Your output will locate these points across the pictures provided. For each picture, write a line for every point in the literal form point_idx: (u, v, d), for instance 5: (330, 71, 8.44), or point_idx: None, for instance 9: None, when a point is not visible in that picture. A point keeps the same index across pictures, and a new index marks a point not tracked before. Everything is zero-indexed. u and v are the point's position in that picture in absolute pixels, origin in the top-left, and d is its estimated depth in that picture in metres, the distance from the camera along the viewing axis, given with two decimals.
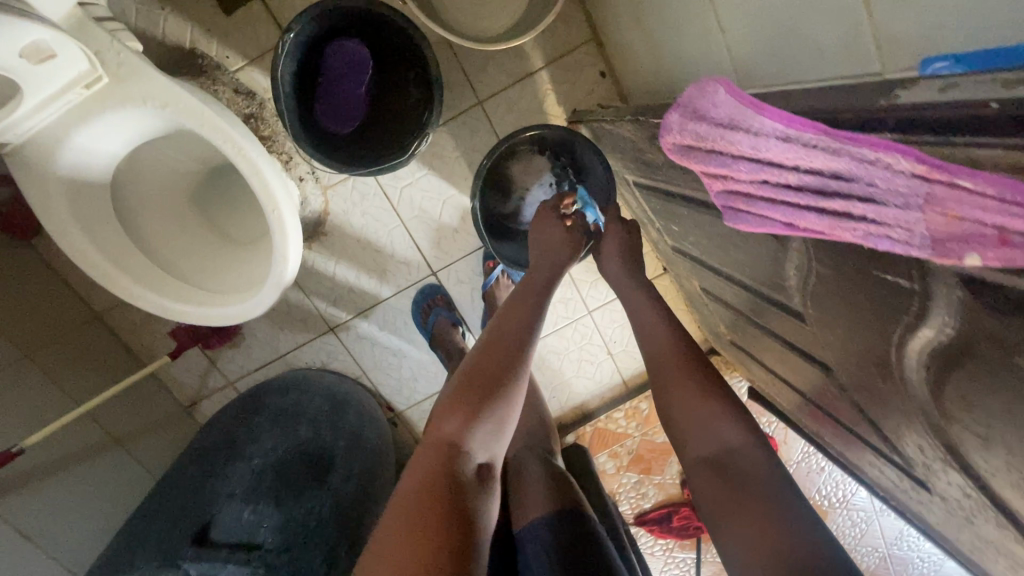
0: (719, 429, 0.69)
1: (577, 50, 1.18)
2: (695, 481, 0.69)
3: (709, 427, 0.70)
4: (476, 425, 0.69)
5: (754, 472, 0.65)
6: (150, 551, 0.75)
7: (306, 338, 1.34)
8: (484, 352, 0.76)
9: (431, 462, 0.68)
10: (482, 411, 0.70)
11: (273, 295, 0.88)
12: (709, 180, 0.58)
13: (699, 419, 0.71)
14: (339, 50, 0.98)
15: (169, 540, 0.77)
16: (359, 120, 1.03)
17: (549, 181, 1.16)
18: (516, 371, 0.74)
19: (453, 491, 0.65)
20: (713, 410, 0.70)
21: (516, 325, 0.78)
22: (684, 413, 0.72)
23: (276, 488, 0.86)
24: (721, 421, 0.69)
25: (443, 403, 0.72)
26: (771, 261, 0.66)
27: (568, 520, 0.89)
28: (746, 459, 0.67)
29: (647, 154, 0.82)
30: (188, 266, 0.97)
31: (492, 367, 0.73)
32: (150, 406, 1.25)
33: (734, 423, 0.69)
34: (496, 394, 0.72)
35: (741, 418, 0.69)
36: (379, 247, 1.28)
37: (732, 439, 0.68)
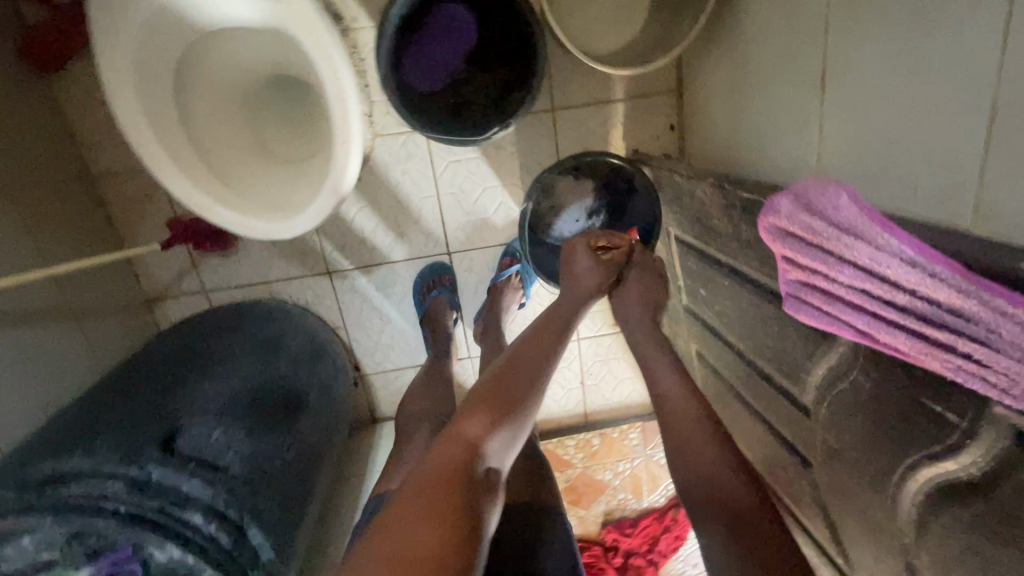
0: (725, 483, 0.73)
1: (657, 95, 1.22)
2: (709, 533, 0.72)
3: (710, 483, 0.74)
4: (498, 428, 0.70)
5: (762, 537, 0.68)
6: (105, 441, 0.69)
7: (300, 273, 1.29)
8: (507, 366, 0.77)
9: (450, 455, 0.66)
10: (503, 416, 0.71)
11: (309, 224, 0.85)
12: (787, 267, 0.62)
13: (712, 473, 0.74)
14: (451, 16, 0.99)
15: (131, 436, 0.70)
16: (439, 85, 1.01)
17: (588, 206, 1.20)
18: (532, 388, 0.75)
19: (469, 488, 0.64)
20: (722, 476, 0.74)
21: (540, 348, 0.80)
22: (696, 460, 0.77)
23: (249, 416, 0.82)
24: (719, 487, 0.73)
25: (467, 404, 0.72)
26: (802, 354, 0.72)
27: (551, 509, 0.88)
28: (756, 524, 0.69)
29: (714, 219, 0.86)
30: (233, 173, 0.91)
31: (514, 381, 0.75)
32: (112, 288, 1.16)
33: (729, 491, 0.73)
34: (521, 403, 0.73)
35: (750, 488, 0.73)
36: (407, 210, 1.26)
37: (733, 497, 0.72)
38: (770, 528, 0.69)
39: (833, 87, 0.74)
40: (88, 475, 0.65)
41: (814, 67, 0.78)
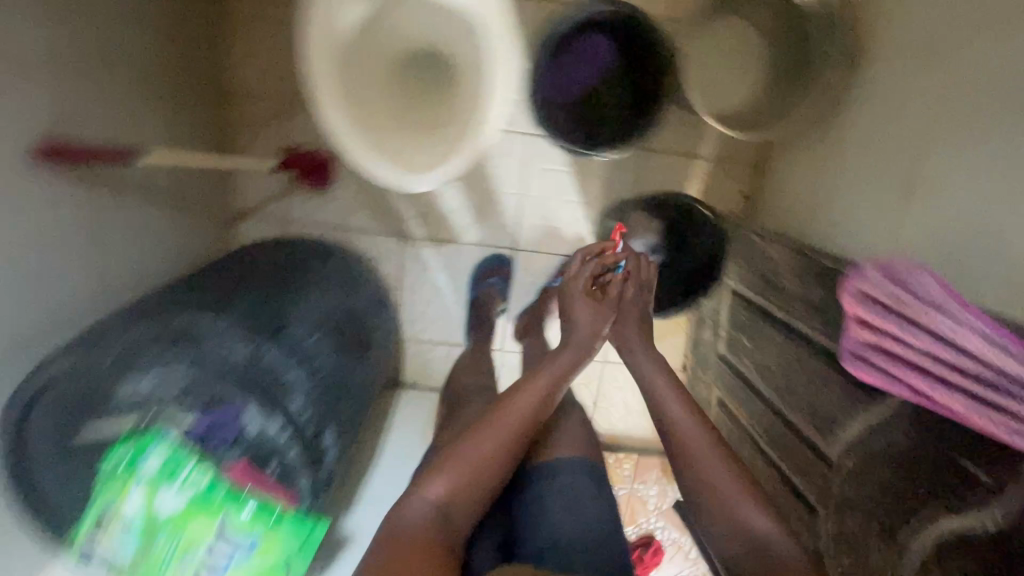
0: (750, 515, 0.72)
1: (739, 164, 1.34)
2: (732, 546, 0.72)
3: (738, 516, 0.72)
4: (464, 490, 0.69)
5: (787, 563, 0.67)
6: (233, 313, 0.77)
7: (376, 228, 1.36)
8: (490, 417, 0.75)
9: (413, 517, 0.66)
10: (467, 481, 0.69)
11: (432, 185, 0.95)
12: (856, 327, 0.73)
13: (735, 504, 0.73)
14: (595, 50, 1.10)
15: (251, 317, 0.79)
16: (557, 101, 1.12)
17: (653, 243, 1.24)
18: (504, 451, 0.72)
19: (441, 552, 0.63)
20: (745, 502, 0.73)
21: (518, 406, 0.76)
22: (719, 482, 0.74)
23: (336, 337, 0.90)
24: (750, 513, 0.72)
25: (429, 465, 0.71)
26: (842, 412, 0.81)
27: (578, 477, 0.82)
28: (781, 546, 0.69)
29: (784, 280, 0.97)
30: (376, 120, 0.96)
31: (483, 442, 0.72)
32: (210, 191, 1.23)
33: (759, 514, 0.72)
34: (489, 468, 0.71)
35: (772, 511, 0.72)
36: (492, 200, 1.36)
37: (757, 524, 0.71)
38: (797, 552, 0.69)
39: (919, 195, 0.84)
40: (179, 345, 0.72)
41: (904, 173, 0.88)
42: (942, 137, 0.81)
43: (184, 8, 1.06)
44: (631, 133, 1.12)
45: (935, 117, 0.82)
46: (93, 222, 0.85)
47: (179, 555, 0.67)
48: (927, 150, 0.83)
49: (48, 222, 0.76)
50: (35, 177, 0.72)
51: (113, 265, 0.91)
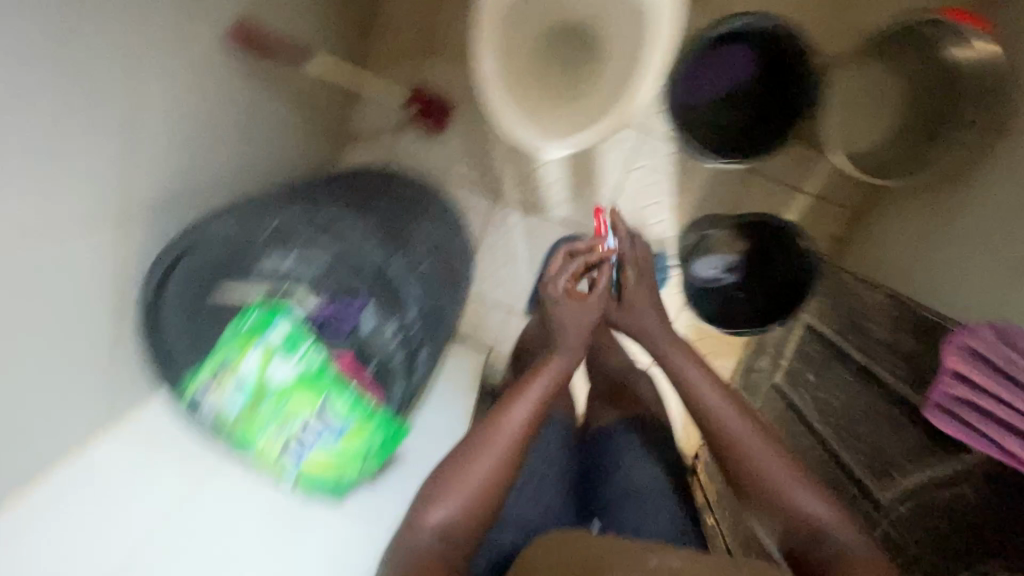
0: (800, 498, 0.72)
1: (839, 208, 1.34)
2: (788, 533, 0.71)
3: (789, 495, 0.72)
4: (466, 516, 0.69)
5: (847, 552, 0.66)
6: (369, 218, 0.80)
7: (472, 183, 1.40)
8: (470, 452, 0.73)
9: (416, 542, 0.68)
10: (458, 502, 0.70)
11: (564, 150, 0.96)
12: (952, 380, 0.74)
13: (781, 482, 0.73)
14: (738, 61, 1.12)
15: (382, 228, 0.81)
16: (688, 102, 1.15)
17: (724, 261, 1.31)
18: (480, 496, 0.71)
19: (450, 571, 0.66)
20: (798, 489, 0.72)
21: (501, 425, 0.75)
22: (770, 463, 0.75)
23: (447, 269, 0.92)
24: (800, 492, 0.72)
25: (424, 492, 0.72)
26: (910, 460, 0.82)
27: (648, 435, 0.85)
28: (839, 535, 0.68)
29: (874, 323, 0.97)
30: (520, 79, 1.01)
31: (468, 467, 0.72)
32: (334, 111, 1.28)
33: (811, 493, 0.72)
34: (481, 491, 0.71)
35: (827, 498, 0.71)
36: (589, 183, 1.39)
37: (814, 508, 0.70)
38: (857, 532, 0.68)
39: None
40: None
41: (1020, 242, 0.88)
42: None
43: None
44: (750, 154, 1.16)
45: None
46: (251, 102, 0.92)
47: (283, 419, 0.75)
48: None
49: (222, 90, 0.83)
50: (225, 45, 0.80)
51: (253, 148, 0.98)
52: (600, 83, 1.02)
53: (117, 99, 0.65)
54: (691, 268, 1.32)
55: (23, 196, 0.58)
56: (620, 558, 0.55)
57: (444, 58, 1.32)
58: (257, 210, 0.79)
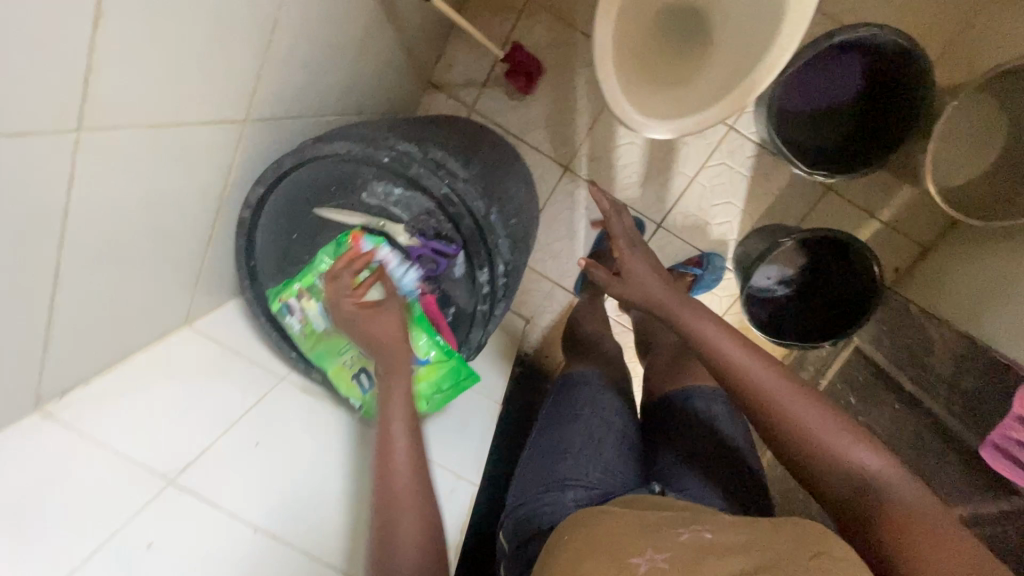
0: (853, 452, 0.61)
1: (910, 239, 1.32)
2: (829, 480, 0.61)
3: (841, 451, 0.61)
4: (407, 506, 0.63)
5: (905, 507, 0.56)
6: (472, 170, 0.80)
7: (547, 151, 1.39)
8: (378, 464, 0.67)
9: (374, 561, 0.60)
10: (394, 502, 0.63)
11: (666, 134, 0.96)
12: (1015, 427, 0.76)
13: (830, 435, 0.62)
14: (848, 69, 1.11)
15: (484, 181, 0.81)
16: (792, 106, 1.14)
17: (783, 274, 1.28)
18: (423, 527, 0.62)
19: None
20: (832, 427, 0.63)
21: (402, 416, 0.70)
22: (811, 415, 0.64)
23: (529, 235, 0.92)
24: (849, 444, 0.62)
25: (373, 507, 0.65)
26: (951, 496, 0.83)
27: (704, 416, 0.82)
28: (899, 491, 0.57)
29: (934, 359, 0.99)
30: (630, 57, 1.01)
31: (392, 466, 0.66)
32: (428, 56, 1.28)
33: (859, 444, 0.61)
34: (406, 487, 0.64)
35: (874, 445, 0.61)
36: (663, 170, 1.38)
37: (870, 464, 0.60)
38: (912, 492, 0.57)
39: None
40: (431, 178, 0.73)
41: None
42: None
43: None
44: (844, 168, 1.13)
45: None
46: (368, 31, 0.92)
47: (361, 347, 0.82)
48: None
49: (350, 14, 0.83)
50: None
51: (359, 80, 0.98)
52: (710, 68, 1.02)
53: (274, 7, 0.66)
54: (749, 278, 1.28)
55: (182, 89, 0.59)
56: (647, 538, 0.54)
57: (542, 21, 1.30)
58: (373, 135, 0.74)
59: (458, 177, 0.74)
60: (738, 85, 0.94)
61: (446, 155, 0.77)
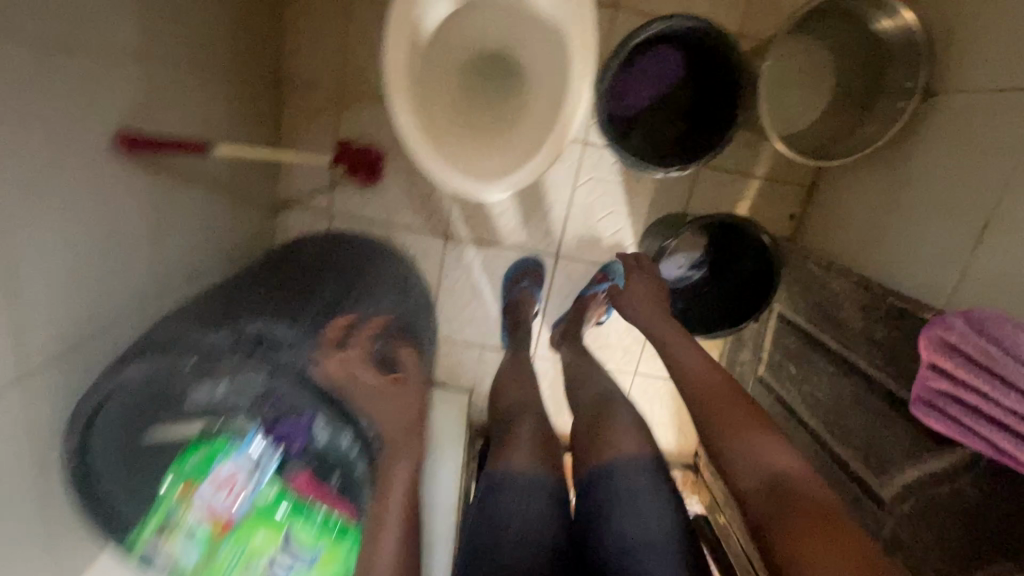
0: (773, 454, 0.68)
1: (791, 184, 1.32)
2: (746, 477, 0.68)
3: (756, 456, 0.69)
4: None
5: (817, 495, 0.62)
6: (301, 323, 0.75)
7: (420, 226, 1.34)
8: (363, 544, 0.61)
9: None
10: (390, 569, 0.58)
11: (506, 191, 0.92)
12: (934, 376, 0.72)
13: (756, 446, 0.70)
14: (662, 59, 1.09)
15: (320, 326, 0.77)
16: (623, 112, 1.12)
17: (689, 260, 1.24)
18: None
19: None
20: (762, 434, 0.71)
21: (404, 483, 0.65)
22: (748, 432, 0.72)
23: (394, 345, 0.89)
24: (772, 451, 0.69)
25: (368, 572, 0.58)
26: (903, 450, 0.81)
27: (636, 492, 0.76)
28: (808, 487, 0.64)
29: (845, 313, 0.96)
30: (444, 126, 0.96)
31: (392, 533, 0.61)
32: (261, 183, 1.21)
33: (783, 450, 0.69)
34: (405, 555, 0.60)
35: (792, 449, 0.69)
36: (539, 204, 1.34)
37: (781, 463, 0.67)
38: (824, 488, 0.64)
39: (986, 232, 0.86)
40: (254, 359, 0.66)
41: (963, 212, 0.91)
42: (1016, 172, 0.82)
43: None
44: (691, 153, 1.11)
45: (998, 165, 0.86)
46: (160, 208, 0.84)
47: (244, 562, 0.72)
48: (978, 198, 0.88)
49: (126, 207, 0.76)
50: (113, 164, 0.72)
51: (176, 252, 0.91)
52: (529, 112, 0.98)
53: (9, 268, 0.57)
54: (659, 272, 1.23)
55: None
56: None
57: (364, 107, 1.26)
58: (170, 339, 0.65)
59: (286, 343, 0.68)
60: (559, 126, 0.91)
61: (264, 323, 0.69)
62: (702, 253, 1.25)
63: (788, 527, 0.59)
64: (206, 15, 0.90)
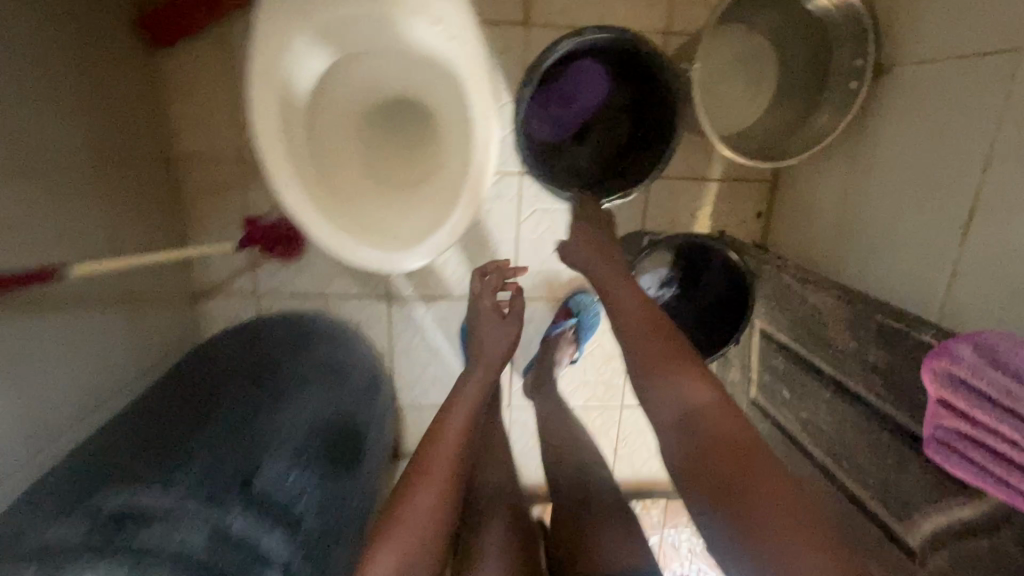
0: (690, 387, 0.69)
1: (752, 181, 1.21)
2: (662, 406, 0.70)
3: (677, 389, 0.70)
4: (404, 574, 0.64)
5: (723, 430, 0.64)
6: (191, 472, 0.66)
7: (358, 291, 1.21)
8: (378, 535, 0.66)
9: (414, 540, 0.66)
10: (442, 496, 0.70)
11: (425, 258, 0.80)
12: (949, 417, 0.60)
13: (674, 377, 0.71)
14: (585, 74, 0.98)
15: (219, 468, 0.68)
16: (551, 138, 1.03)
17: (660, 277, 1.12)
18: (436, 513, 0.68)
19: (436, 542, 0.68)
20: (685, 373, 0.71)
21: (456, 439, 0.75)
22: (663, 365, 0.72)
23: (326, 460, 0.79)
24: (694, 386, 0.69)
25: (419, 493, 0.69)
26: (926, 494, 0.69)
27: None
28: (720, 417, 0.66)
29: (831, 332, 0.85)
30: (350, 195, 0.84)
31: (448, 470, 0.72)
32: (168, 278, 1.08)
33: (703, 385, 0.69)
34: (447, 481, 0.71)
35: (715, 386, 0.69)
36: (484, 246, 1.22)
37: (696, 400, 0.68)
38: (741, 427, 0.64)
39: (972, 220, 0.74)
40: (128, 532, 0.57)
41: (942, 200, 0.79)
42: (995, 149, 0.71)
43: (106, 85, 0.91)
44: (630, 172, 1.01)
45: (975, 143, 0.74)
46: (20, 354, 0.70)
47: None
48: (955, 182, 0.77)
49: None
50: None
51: (52, 397, 0.76)
52: (445, 164, 0.85)
53: None
54: None
55: None
56: None
57: None
58: (23, 534, 0.57)
59: (160, 511, 0.60)
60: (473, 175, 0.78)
61: (139, 489, 0.61)
62: (673, 269, 1.12)
63: (712, 463, 0.62)
64: (44, 116, 0.77)
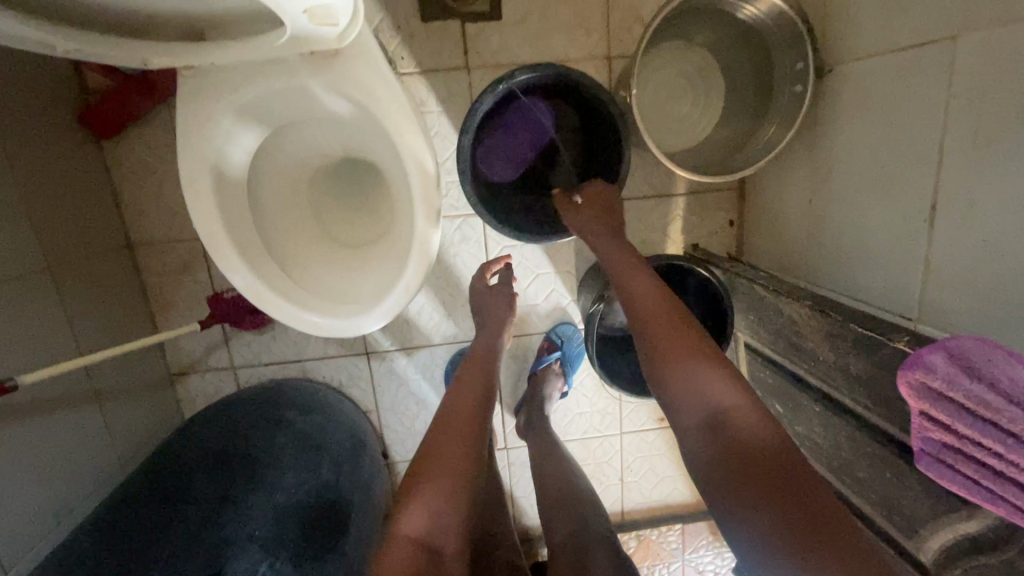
0: (712, 383, 0.60)
1: (720, 190, 1.19)
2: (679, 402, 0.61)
3: (698, 385, 0.60)
4: (450, 520, 0.60)
5: (746, 437, 0.55)
6: None
7: (336, 351, 1.19)
8: (409, 488, 0.62)
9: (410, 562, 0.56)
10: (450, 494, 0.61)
11: (382, 321, 0.77)
12: (934, 430, 0.57)
13: (685, 372, 0.62)
14: (525, 111, 0.98)
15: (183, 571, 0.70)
16: (507, 177, 1.03)
17: None
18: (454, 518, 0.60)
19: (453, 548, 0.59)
20: (698, 367, 0.62)
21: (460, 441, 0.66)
22: (680, 362, 0.63)
23: (302, 540, 0.79)
24: (709, 375, 0.60)
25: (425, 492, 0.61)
26: (928, 508, 0.64)
27: None
28: (729, 409, 0.57)
29: (811, 343, 0.82)
30: (300, 268, 0.84)
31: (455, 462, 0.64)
32: (139, 365, 1.07)
33: (721, 378, 0.60)
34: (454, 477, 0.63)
35: (741, 380, 0.60)
36: (457, 290, 1.19)
37: (724, 398, 0.58)
38: (760, 422, 0.55)
39: (934, 213, 0.72)
40: None
41: (902, 195, 0.77)
42: (945, 138, 0.69)
43: (54, 185, 0.91)
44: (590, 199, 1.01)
45: (924, 133, 0.72)
46: None
47: None
48: (913, 175, 0.75)
49: None
50: None
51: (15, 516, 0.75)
52: (396, 224, 0.84)
53: None
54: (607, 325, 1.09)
55: None
56: None
57: None
58: None
59: None
60: (416, 232, 0.75)
61: None
62: None
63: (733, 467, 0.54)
64: None
